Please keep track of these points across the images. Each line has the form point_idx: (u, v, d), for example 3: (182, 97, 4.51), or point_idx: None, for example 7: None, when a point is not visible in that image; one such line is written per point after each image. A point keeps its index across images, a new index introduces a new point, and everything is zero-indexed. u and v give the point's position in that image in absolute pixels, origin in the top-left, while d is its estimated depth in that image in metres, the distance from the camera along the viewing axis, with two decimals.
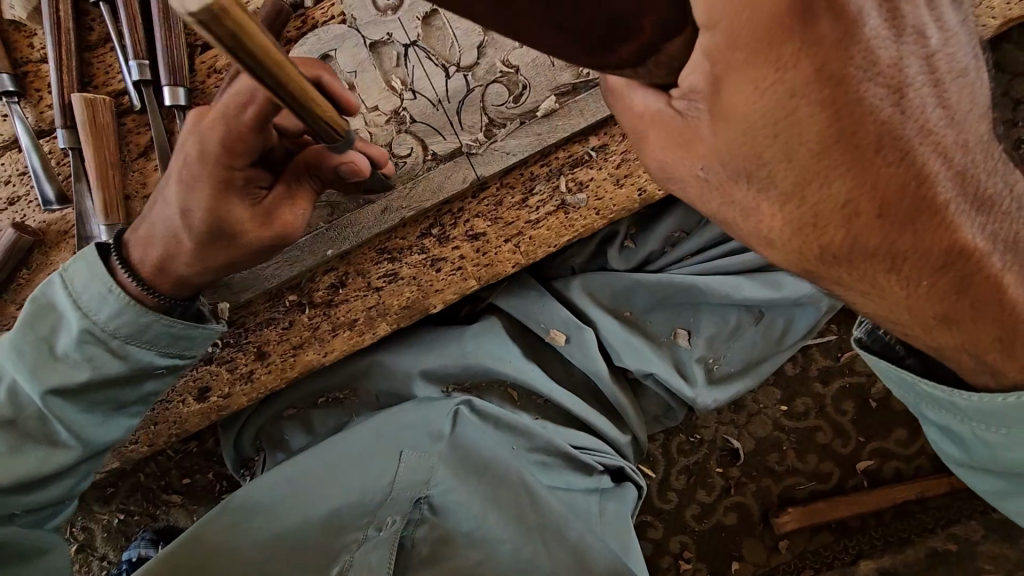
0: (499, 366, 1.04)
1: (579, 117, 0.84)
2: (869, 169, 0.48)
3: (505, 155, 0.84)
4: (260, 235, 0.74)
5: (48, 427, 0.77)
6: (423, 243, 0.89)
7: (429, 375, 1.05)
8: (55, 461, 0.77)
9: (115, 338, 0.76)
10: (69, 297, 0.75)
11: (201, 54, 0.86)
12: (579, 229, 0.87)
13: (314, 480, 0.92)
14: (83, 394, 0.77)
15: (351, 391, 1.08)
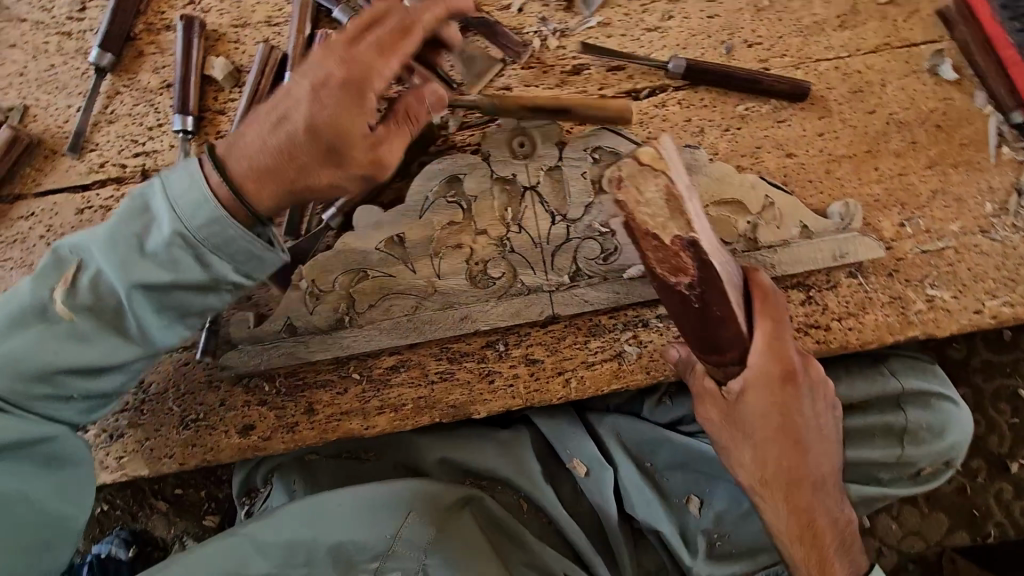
0: (517, 475, 1.09)
1: (657, 289, 0.93)
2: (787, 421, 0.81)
3: (583, 302, 0.93)
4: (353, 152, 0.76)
5: (120, 311, 0.79)
6: (485, 353, 0.96)
7: (449, 464, 1.10)
8: (119, 354, 0.80)
9: (204, 247, 0.77)
10: (169, 203, 0.77)
11: None
12: (627, 382, 0.96)
13: (317, 524, 0.93)
14: (160, 295, 0.79)
15: (375, 454, 1.13)
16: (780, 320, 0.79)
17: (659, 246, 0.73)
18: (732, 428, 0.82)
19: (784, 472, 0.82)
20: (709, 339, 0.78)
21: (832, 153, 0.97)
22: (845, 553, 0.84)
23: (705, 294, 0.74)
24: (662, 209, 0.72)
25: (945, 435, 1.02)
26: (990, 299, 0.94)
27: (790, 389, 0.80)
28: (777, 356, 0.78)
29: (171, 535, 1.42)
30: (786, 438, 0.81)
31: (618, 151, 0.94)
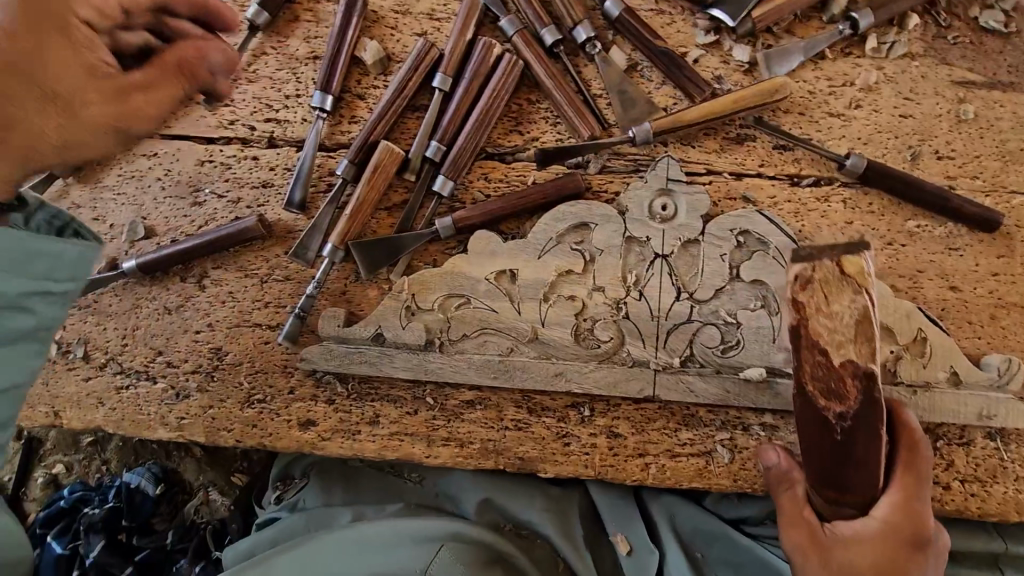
0: (560, 537, 1.01)
1: (772, 398, 0.85)
2: None
3: (688, 391, 0.85)
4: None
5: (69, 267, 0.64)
6: (567, 413, 0.91)
7: (490, 505, 1.03)
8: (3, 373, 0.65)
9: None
10: None
11: (483, 159, 0.93)
12: (709, 484, 0.88)
13: (353, 554, 0.95)
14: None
15: (417, 477, 1.08)
16: (919, 477, 0.72)
17: (823, 363, 0.69)
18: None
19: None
20: (837, 474, 0.72)
21: (1003, 299, 0.86)
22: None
23: (853, 427, 0.70)
24: (848, 327, 0.67)
25: None
26: None
27: (914, 556, 0.70)
28: (908, 513, 0.70)
29: (197, 482, 1.43)
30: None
31: (766, 241, 0.85)
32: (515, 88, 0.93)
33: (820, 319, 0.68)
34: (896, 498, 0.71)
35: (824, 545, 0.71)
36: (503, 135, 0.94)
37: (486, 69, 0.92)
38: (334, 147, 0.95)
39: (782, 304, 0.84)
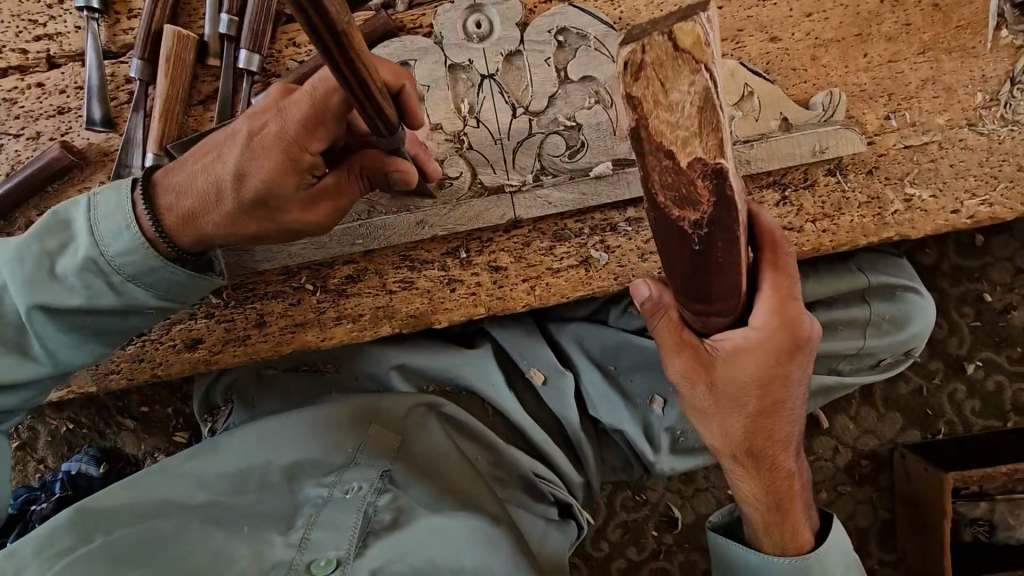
0: (481, 384, 1.10)
1: (625, 189, 0.87)
2: (770, 398, 0.74)
3: (547, 204, 0.87)
4: (298, 215, 0.79)
5: (21, 338, 0.77)
6: (445, 260, 0.91)
7: (411, 373, 1.12)
8: (20, 371, 0.77)
9: (119, 276, 0.76)
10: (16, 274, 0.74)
11: (285, 24, 0.87)
12: (594, 288, 0.91)
13: (286, 434, 0.99)
14: (62, 317, 0.77)
15: (334, 366, 1.15)
16: (790, 287, 0.70)
17: (671, 168, 0.57)
18: (716, 395, 0.74)
19: (766, 441, 0.77)
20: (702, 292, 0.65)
21: (818, 37, 0.89)
22: (806, 516, 0.82)
23: (710, 236, 0.59)
24: (686, 119, 0.54)
25: (908, 326, 1.02)
26: (969, 199, 0.90)
27: (792, 357, 0.72)
28: (781, 325, 0.69)
29: (142, 452, 1.42)
30: (770, 410, 0.75)
31: (586, 34, 0.84)
32: None
33: (661, 113, 0.55)
34: (767, 315, 0.69)
35: (709, 362, 0.73)
36: None
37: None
38: (122, 51, 0.87)
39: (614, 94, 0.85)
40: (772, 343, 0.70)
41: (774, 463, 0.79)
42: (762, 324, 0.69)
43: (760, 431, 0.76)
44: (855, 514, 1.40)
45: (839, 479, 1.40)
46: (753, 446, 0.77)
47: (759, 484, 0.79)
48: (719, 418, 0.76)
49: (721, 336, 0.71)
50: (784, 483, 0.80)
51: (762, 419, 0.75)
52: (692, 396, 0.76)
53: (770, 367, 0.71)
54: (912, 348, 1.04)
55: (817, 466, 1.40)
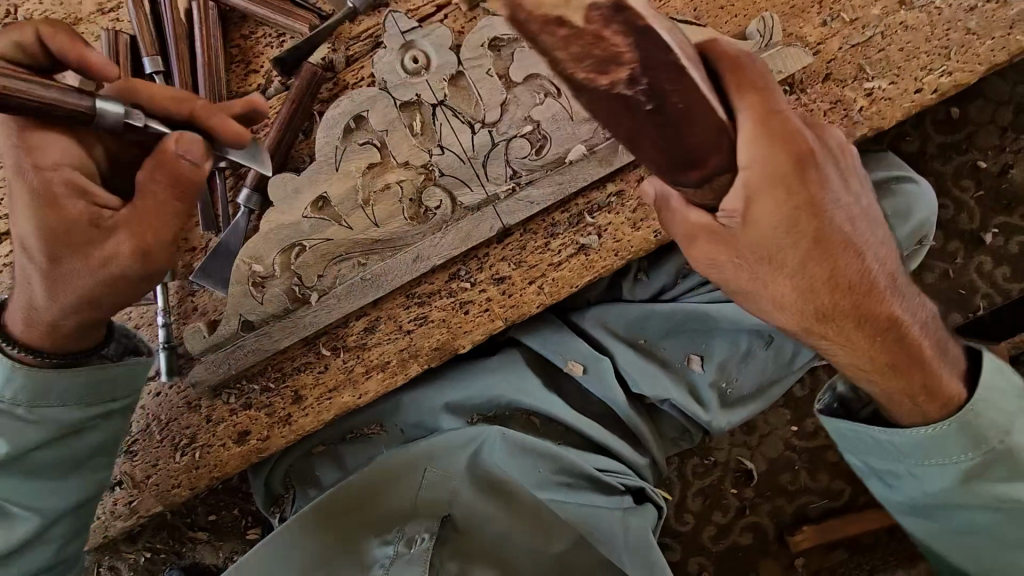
0: (520, 396, 1.12)
1: (598, 167, 0.89)
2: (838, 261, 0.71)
3: (530, 204, 0.89)
4: (83, 266, 0.72)
5: (3, 497, 0.80)
6: (452, 286, 0.94)
7: (451, 408, 1.13)
8: (25, 530, 0.81)
9: (3, 403, 0.78)
10: (2, 446, 0.78)
11: None
12: (598, 270, 0.94)
13: (346, 502, 1.01)
14: (28, 464, 0.81)
15: (378, 426, 1.16)
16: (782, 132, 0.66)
17: (571, 32, 0.51)
18: (751, 269, 0.72)
19: (834, 292, 0.72)
20: (682, 154, 0.61)
21: None
22: (943, 352, 0.76)
23: (654, 82, 0.55)
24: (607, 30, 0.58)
25: (913, 214, 1.06)
26: (928, 74, 0.94)
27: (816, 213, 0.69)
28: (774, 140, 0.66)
29: (221, 559, 1.43)
30: (847, 245, 0.71)
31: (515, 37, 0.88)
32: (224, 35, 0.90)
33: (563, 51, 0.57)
34: (748, 123, 0.65)
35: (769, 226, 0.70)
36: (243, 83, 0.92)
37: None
38: None
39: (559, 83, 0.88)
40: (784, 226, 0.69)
41: (855, 327, 0.73)
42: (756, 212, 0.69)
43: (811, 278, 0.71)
44: None
45: None
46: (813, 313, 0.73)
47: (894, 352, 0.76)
48: (764, 290, 0.73)
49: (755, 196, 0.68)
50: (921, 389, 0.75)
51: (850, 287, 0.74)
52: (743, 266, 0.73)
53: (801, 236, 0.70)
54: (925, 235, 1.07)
55: None
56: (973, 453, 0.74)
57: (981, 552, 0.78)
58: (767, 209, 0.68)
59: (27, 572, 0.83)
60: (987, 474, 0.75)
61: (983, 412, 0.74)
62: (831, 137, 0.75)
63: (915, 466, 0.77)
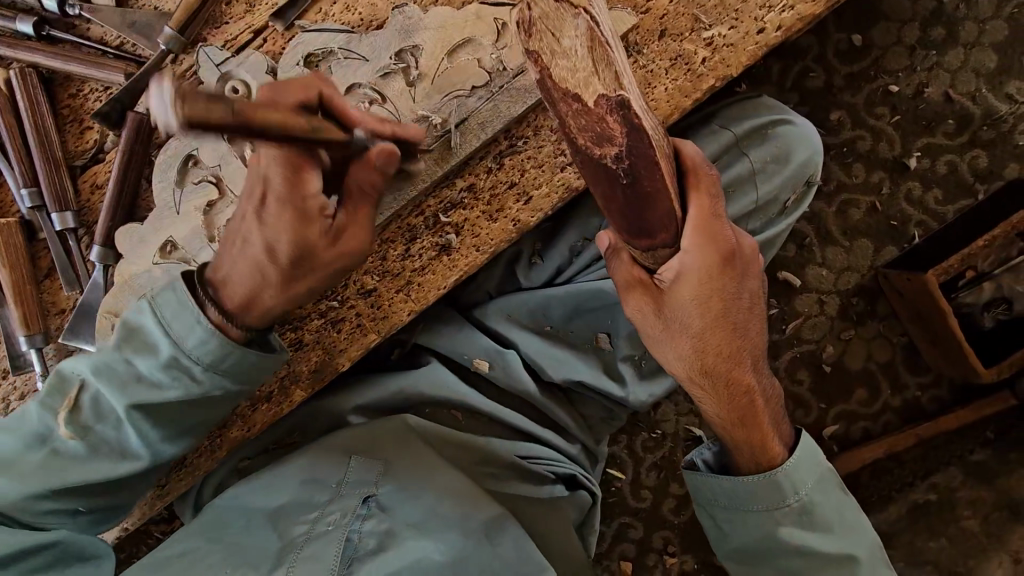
0: (435, 392, 1.11)
1: (437, 167, 0.89)
2: (738, 332, 0.86)
3: (375, 214, 0.90)
4: (330, 258, 0.79)
5: (121, 436, 0.81)
6: (321, 307, 0.93)
7: (364, 409, 1.12)
8: (123, 469, 0.81)
9: (200, 364, 0.79)
10: (146, 382, 0.79)
11: (82, 174, 0.93)
12: (463, 268, 0.92)
13: (269, 488, 1.02)
14: (157, 412, 0.81)
15: (298, 438, 1.13)
16: (710, 217, 0.78)
17: (581, 109, 0.69)
18: (664, 322, 0.84)
19: (717, 356, 0.85)
20: (640, 224, 0.75)
21: None
22: (777, 429, 0.91)
23: (633, 167, 0.70)
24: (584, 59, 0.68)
25: (793, 156, 1.03)
26: (768, 12, 0.90)
27: (721, 270, 0.81)
28: (710, 238, 0.78)
29: None
30: (735, 330, 0.85)
31: (331, 49, 0.87)
32: (52, 97, 0.92)
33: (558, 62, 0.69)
34: (695, 216, 0.77)
35: (655, 293, 0.82)
36: (82, 142, 0.93)
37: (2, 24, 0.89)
38: None
39: (381, 89, 0.87)
40: (703, 299, 0.81)
41: (722, 390, 0.87)
42: (676, 280, 0.80)
43: (708, 345, 0.84)
44: (872, 352, 1.42)
45: (840, 327, 1.42)
46: (699, 367, 0.86)
47: (760, 402, 0.89)
48: (667, 345, 0.86)
49: (668, 268, 0.80)
50: (766, 440, 0.89)
51: (740, 346, 0.87)
52: (644, 324, 0.86)
53: (710, 310, 0.82)
54: (812, 173, 1.06)
55: (810, 325, 1.42)
56: (778, 503, 0.88)
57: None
58: (688, 293, 0.81)
59: (63, 510, 0.79)
60: (785, 522, 0.89)
61: (795, 472, 0.88)
62: (745, 239, 0.86)
63: (738, 516, 0.91)
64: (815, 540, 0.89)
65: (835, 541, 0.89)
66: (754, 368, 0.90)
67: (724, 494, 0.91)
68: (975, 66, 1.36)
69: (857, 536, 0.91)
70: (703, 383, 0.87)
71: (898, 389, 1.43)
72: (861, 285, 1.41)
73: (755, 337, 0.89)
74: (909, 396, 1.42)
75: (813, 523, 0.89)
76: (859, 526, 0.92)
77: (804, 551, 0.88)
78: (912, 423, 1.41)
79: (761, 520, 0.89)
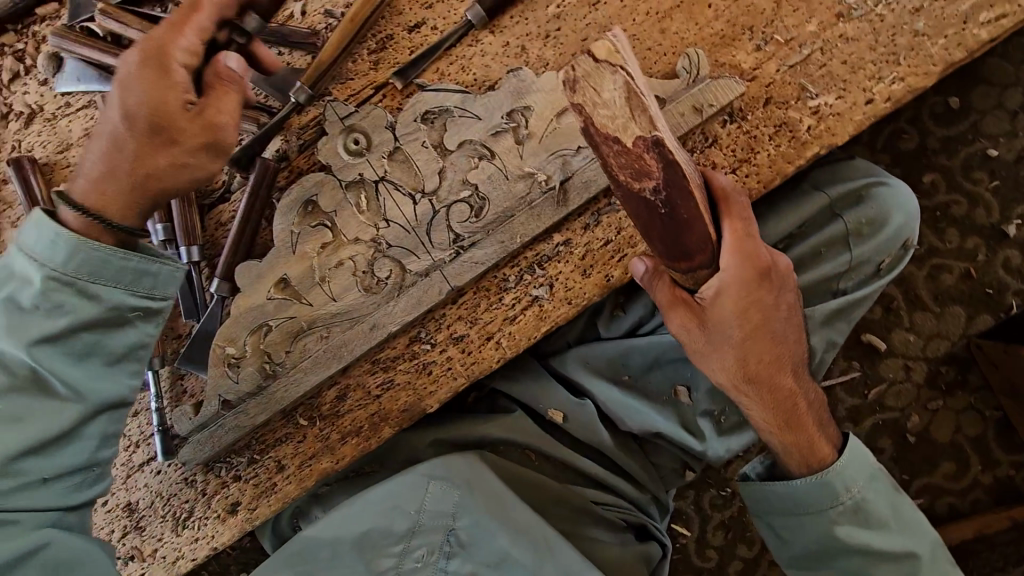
0: (513, 433, 1.11)
1: (538, 221, 0.91)
2: (777, 340, 0.85)
3: (475, 265, 0.92)
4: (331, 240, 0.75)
5: (36, 381, 0.75)
6: (414, 349, 0.97)
7: (441, 443, 1.12)
8: (61, 417, 0.75)
9: (79, 279, 0.74)
10: (32, 272, 0.73)
11: (210, 212, 1.00)
12: (554, 320, 0.94)
13: (348, 514, 1.02)
14: (64, 346, 0.75)
15: (376, 466, 1.14)
16: (745, 228, 0.80)
17: (621, 151, 0.68)
18: (707, 336, 0.83)
19: (761, 363, 0.85)
20: (680, 247, 0.76)
21: (660, 10, 0.93)
22: (823, 430, 0.89)
23: (671, 197, 0.71)
24: (621, 108, 0.66)
25: (888, 222, 1.00)
26: (877, 83, 0.90)
27: (762, 280, 0.81)
28: (748, 249, 0.79)
29: None
30: (776, 338, 0.85)
31: (447, 108, 0.91)
32: None
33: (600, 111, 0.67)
34: (731, 239, 0.79)
35: (699, 309, 0.82)
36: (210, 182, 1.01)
37: None
38: None
39: (492, 146, 0.91)
40: (741, 308, 0.81)
41: (768, 402, 0.87)
42: (713, 291, 0.80)
43: (747, 356, 0.84)
44: (961, 425, 1.35)
45: (927, 396, 1.36)
46: (740, 379, 0.85)
47: (805, 413, 0.88)
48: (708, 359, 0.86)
49: (706, 283, 0.81)
50: (814, 449, 0.87)
51: (779, 352, 0.86)
52: (686, 342, 0.85)
53: (747, 319, 0.82)
54: (907, 237, 1.02)
55: (894, 391, 1.37)
56: (836, 503, 0.85)
57: None
58: (728, 300, 0.81)
59: (22, 483, 0.75)
60: (849, 523, 0.85)
61: (847, 472, 0.85)
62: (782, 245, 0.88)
63: (798, 519, 0.87)
64: (878, 539, 0.85)
65: (897, 539, 0.86)
66: (800, 377, 0.89)
67: (778, 501, 0.88)
68: None
69: (916, 532, 0.88)
70: (747, 393, 0.86)
71: (990, 466, 1.34)
72: (952, 353, 1.35)
73: (795, 343, 0.88)
74: (1003, 474, 1.34)
75: (874, 523, 0.86)
76: (918, 522, 0.89)
77: (864, 550, 0.85)
78: (1006, 505, 1.33)
79: (819, 521, 0.86)
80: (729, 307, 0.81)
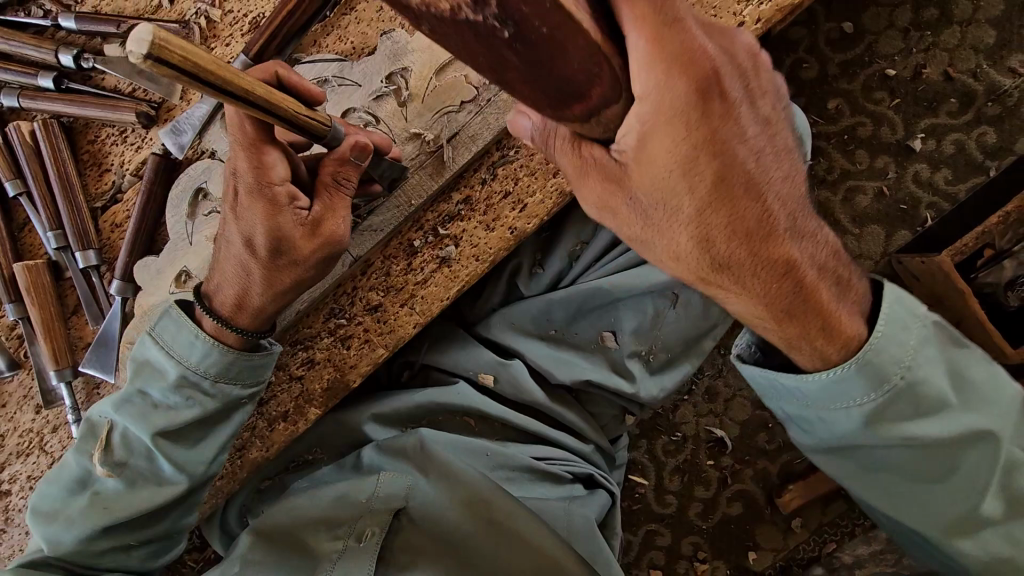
0: (449, 400, 1.10)
1: (432, 181, 0.92)
2: (748, 184, 0.65)
3: (374, 232, 0.93)
4: (311, 248, 0.82)
5: (153, 465, 0.88)
6: (330, 326, 0.96)
7: (381, 418, 1.12)
8: (165, 493, 0.88)
9: (206, 378, 0.86)
10: (163, 349, 0.86)
11: (103, 215, 0.99)
12: (463, 279, 0.94)
13: (295, 508, 1.01)
14: (181, 433, 0.88)
15: (319, 451, 1.14)
16: (660, 28, 0.58)
17: None
18: (648, 210, 0.67)
19: (731, 233, 0.66)
20: (561, 84, 0.52)
21: None
22: (839, 302, 0.69)
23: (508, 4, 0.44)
24: None
25: None
26: (746, 6, 0.91)
27: (700, 108, 0.62)
28: (667, 61, 0.59)
29: None
30: (746, 186, 0.65)
31: (325, 79, 0.92)
32: (73, 144, 0.99)
33: None
34: (645, 46, 0.57)
35: (620, 176, 0.65)
36: (100, 185, 0.99)
37: (21, 81, 0.95)
38: None
39: (375, 111, 0.91)
40: (682, 159, 0.63)
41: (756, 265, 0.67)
42: (640, 146, 0.62)
43: (708, 224, 0.66)
44: None
45: None
46: (704, 261, 0.68)
47: (803, 286, 0.68)
48: (660, 238, 0.68)
49: (623, 138, 0.62)
50: (826, 331, 0.68)
51: (754, 205, 0.66)
52: (622, 224, 0.69)
53: (699, 168, 0.64)
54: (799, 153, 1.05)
55: None
56: (875, 393, 0.68)
57: (890, 488, 0.74)
58: (665, 146, 0.62)
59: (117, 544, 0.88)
60: (899, 413, 0.69)
61: (886, 348, 0.68)
62: (733, 49, 0.67)
63: (822, 413, 0.72)
64: (927, 427, 0.69)
65: (958, 418, 0.69)
66: (795, 235, 0.68)
67: (795, 392, 0.73)
68: (973, 42, 1.35)
69: (991, 404, 0.70)
70: (719, 276, 0.68)
71: None
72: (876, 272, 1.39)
73: (776, 185, 0.67)
74: None
75: (924, 407, 0.69)
76: (995, 392, 0.70)
77: (913, 441, 0.69)
78: None
79: (852, 415, 0.70)
80: (674, 165, 0.63)
